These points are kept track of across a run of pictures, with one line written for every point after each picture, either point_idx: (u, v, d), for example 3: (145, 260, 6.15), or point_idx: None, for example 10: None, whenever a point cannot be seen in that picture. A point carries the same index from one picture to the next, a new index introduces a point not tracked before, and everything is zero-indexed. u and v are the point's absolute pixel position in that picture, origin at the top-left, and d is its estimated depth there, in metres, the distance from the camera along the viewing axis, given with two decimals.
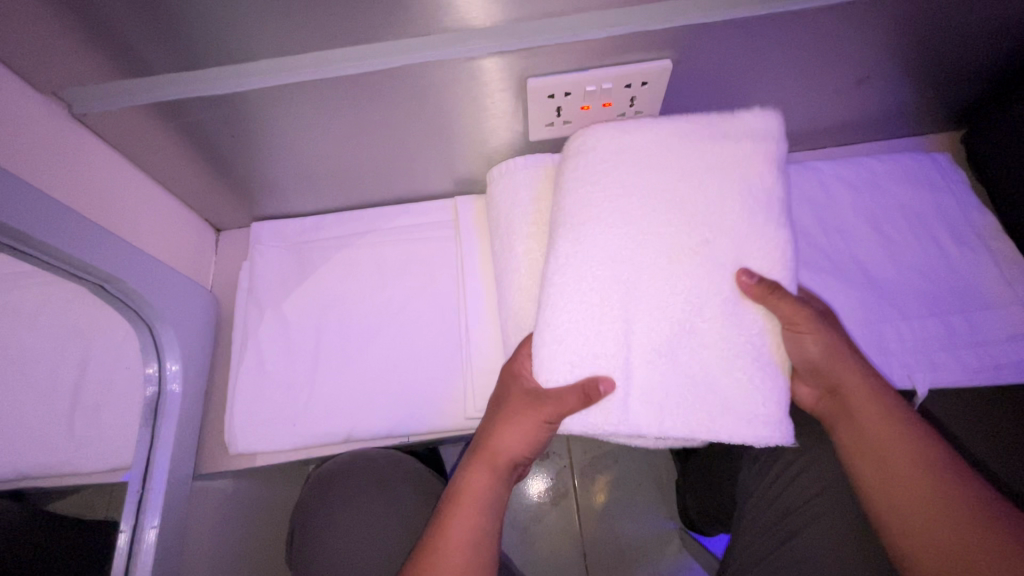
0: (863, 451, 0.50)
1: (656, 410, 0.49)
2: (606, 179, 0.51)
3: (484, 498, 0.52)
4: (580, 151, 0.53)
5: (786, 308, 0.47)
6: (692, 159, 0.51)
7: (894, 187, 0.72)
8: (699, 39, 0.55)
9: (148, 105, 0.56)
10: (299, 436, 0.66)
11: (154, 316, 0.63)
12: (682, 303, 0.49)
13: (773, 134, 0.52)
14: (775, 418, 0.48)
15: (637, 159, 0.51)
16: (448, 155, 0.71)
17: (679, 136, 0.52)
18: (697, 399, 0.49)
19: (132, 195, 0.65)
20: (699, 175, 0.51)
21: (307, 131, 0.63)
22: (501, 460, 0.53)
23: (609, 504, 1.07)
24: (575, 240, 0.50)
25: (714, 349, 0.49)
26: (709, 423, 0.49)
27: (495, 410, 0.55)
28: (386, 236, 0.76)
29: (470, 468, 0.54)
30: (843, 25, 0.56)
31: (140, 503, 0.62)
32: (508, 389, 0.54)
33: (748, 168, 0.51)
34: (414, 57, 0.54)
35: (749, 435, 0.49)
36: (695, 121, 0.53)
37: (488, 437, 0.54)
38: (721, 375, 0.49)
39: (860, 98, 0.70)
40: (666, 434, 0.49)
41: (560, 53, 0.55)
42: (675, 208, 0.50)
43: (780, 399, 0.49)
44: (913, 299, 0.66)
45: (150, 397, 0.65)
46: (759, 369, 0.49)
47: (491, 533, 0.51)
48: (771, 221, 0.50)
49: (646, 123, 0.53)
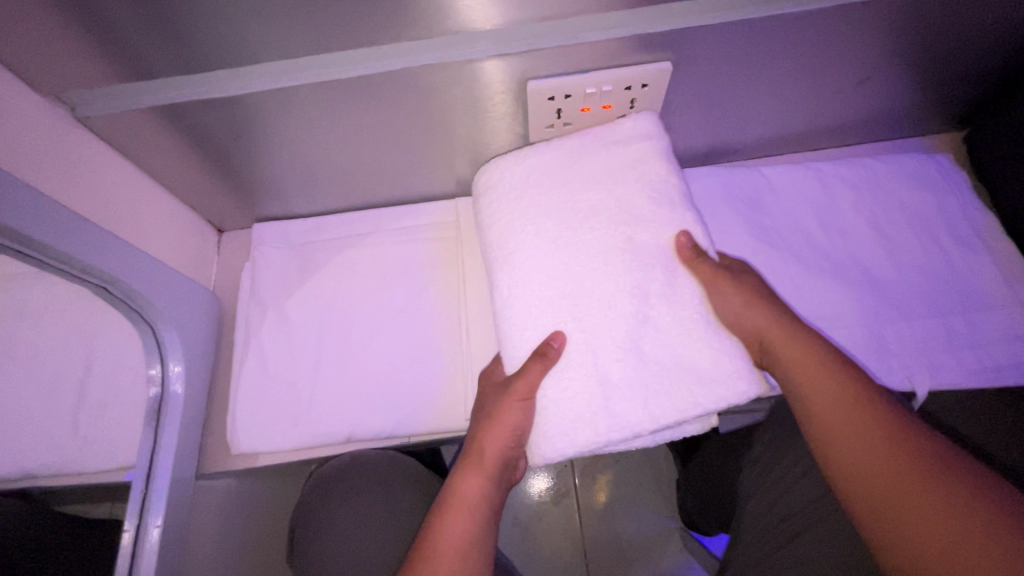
0: (801, 412, 0.49)
1: (639, 398, 0.49)
2: (523, 203, 0.57)
3: (474, 502, 0.52)
4: (491, 185, 0.60)
5: (710, 270, 0.52)
6: (593, 168, 0.57)
7: (895, 188, 0.72)
8: (698, 41, 0.55)
9: (150, 108, 0.56)
10: (300, 436, 0.67)
11: (156, 316, 0.62)
12: (627, 295, 0.52)
13: (654, 125, 0.59)
14: (747, 370, 0.50)
15: (541, 182, 0.58)
16: (448, 157, 0.71)
17: (576, 153, 0.59)
18: (676, 378, 0.50)
19: (135, 197, 0.66)
20: (605, 178, 0.56)
21: (308, 134, 0.63)
22: (488, 464, 0.53)
23: (610, 504, 1.08)
24: (510, 265, 0.55)
25: (672, 331, 0.51)
26: (694, 399, 0.49)
27: (481, 415, 0.56)
28: (387, 237, 0.76)
29: (461, 475, 0.54)
30: (843, 26, 0.56)
31: (143, 502, 0.61)
32: (489, 392, 0.56)
33: (650, 161, 0.57)
34: (413, 59, 0.54)
35: (732, 398, 0.49)
36: (585, 138, 0.59)
37: (475, 442, 0.55)
38: (687, 351, 0.51)
39: (861, 99, 0.70)
40: (660, 422, 0.49)
41: (559, 55, 0.55)
42: (594, 213, 0.55)
43: (744, 353, 0.51)
44: (913, 300, 0.66)
45: (153, 399, 0.64)
46: (714, 335, 0.51)
47: (478, 540, 0.50)
48: (676, 204, 0.55)
49: (545, 149, 0.60)
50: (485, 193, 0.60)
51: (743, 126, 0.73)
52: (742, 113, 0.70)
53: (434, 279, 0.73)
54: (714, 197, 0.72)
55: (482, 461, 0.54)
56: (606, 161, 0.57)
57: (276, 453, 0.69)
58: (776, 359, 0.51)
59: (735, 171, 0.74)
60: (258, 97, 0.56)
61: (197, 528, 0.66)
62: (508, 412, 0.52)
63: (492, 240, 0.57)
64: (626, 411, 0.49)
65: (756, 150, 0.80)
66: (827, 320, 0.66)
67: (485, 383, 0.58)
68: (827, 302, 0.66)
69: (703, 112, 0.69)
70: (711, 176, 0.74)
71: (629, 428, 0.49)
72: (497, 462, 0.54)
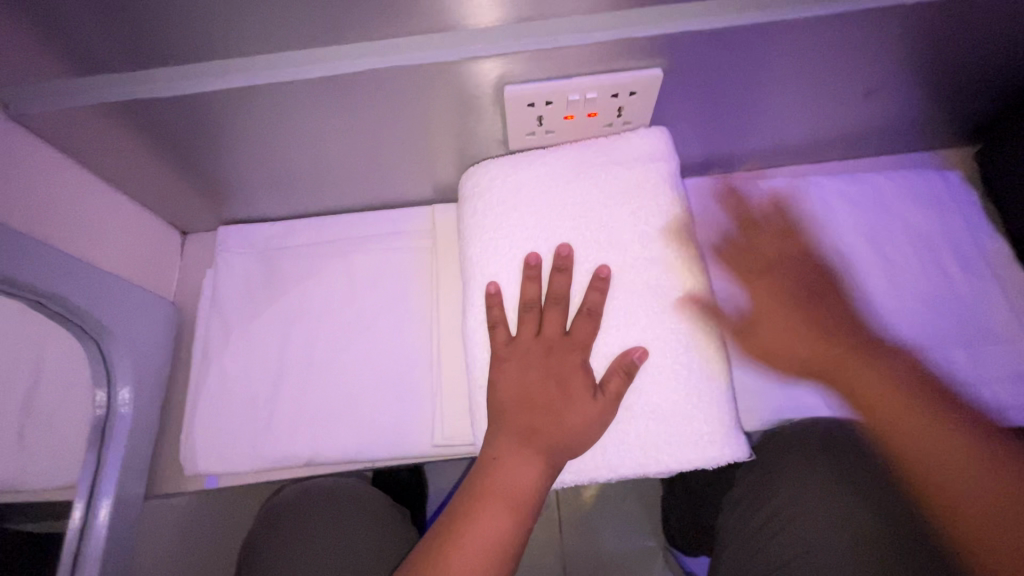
0: (854, 402, 0.56)
1: (602, 445, 0.51)
2: (507, 222, 0.55)
3: (532, 491, 0.48)
4: (475, 190, 0.58)
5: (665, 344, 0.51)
6: (590, 194, 0.56)
7: (898, 208, 0.67)
8: (690, 49, 0.51)
9: (91, 107, 0.52)
10: (258, 458, 0.63)
11: (102, 331, 0.60)
12: (610, 334, 0.52)
13: (661, 149, 0.57)
14: (720, 436, 0.50)
15: (530, 198, 0.56)
16: (425, 162, 0.66)
17: (575, 170, 0.57)
18: (646, 432, 0.51)
19: (84, 200, 0.62)
20: (600, 207, 0.55)
21: (270, 137, 0.59)
22: (560, 452, 0.49)
23: (591, 521, 1.04)
24: (484, 287, 0.55)
25: (652, 379, 0.51)
26: (658, 454, 0.50)
27: (554, 393, 0.50)
28: (357, 245, 0.71)
29: (522, 455, 0.49)
30: (849, 35, 0.51)
31: (82, 527, 0.58)
32: (571, 377, 0.51)
33: (645, 188, 0.55)
34: (379, 61, 0.49)
35: (700, 457, 0.50)
36: (590, 153, 0.57)
37: (550, 423, 0.49)
38: (664, 400, 0.50)
39: (864, 113, 0.65)
40: (616, 472, 0.51)
41: (540, 60, 0.50)
42: (581, 241, 0.54)
43: (724, 415, 0.50)
44: (912, 329, 0.62)
45: (98, 419, 0.61)
46: (695, 390, 0.50)
47: (526, 526, 0.48)
48: (671, 243, 0.54)
49: (540, 157, 0.57)
50: (469, 199, 0.58)
51: (738, 138, 0.68)
52: (736, 124, 0.65)
53: (405, 293, 0.69)
54: (704, 214, 0.67)
55: (546, 444, 0.49)
56: (606, 186, 0.56)
57: (233, 474, 0.65)
58: (849, 369, 0.57)
59: (731, 183, 0.69)
60: (206, 97, 0.51)
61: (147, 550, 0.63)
62: (595, 411, 0.49)
63: (472, 257, 0.56)
64: (584, 457, 0.51)
65: (753, 163, 0.76)
66: None
67: (530, 368, 0.51)
68: None
69: (697, 122, 0.64)
70: (703, 189, 0.69)
71: (583, 473, 0.52)
72: (565, 453, 0.49)
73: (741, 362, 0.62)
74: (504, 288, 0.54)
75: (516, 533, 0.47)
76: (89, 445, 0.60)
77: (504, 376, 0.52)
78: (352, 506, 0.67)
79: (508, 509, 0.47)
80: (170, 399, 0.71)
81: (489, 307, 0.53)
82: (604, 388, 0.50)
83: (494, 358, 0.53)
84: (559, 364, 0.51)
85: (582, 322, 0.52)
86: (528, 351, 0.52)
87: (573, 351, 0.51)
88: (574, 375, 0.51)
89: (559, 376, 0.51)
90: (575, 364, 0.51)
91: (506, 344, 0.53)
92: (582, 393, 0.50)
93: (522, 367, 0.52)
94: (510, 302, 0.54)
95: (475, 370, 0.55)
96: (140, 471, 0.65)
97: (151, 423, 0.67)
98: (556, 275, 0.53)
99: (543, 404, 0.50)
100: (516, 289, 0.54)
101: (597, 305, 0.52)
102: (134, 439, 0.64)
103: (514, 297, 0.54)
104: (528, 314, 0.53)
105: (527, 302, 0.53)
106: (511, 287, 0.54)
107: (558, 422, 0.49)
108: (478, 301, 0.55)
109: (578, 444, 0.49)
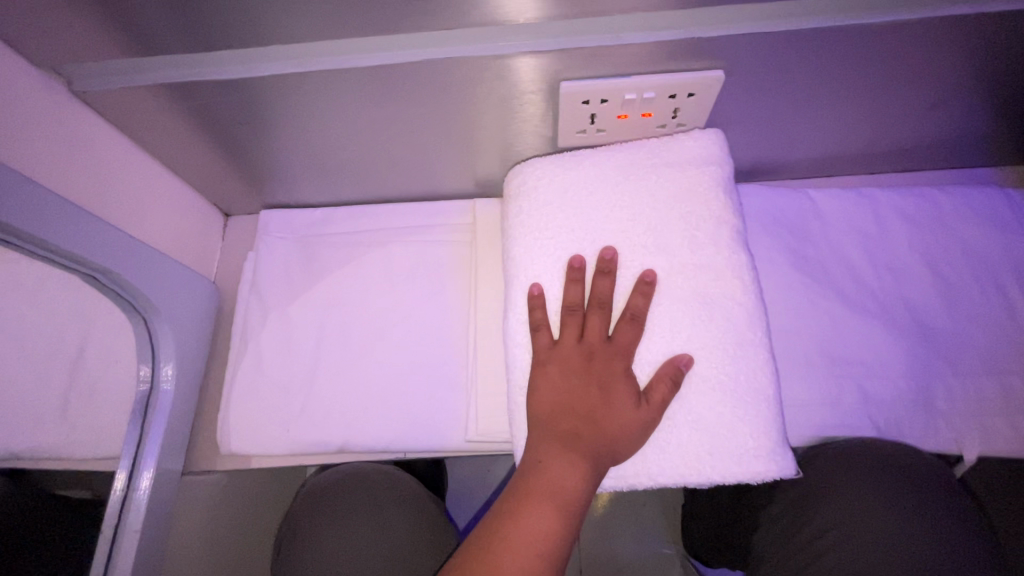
0: None
1: (641, 454, 0.50)
2: (552, 223, 0.54)
3: (576, 495, 0.48)
4: (521, 188, 0.57)
5: (712, 355, 0.50)
6: (639, 197, 0.54)
7: (959, 225, 0.64)
8: (754, 52, 0.49)
9: (152, 87, 0.52)
10: (291, 442, 0.64)
11: (148, 308, 0.61)
12: (655, 342, 0.51)
13: (715, 153, 0.55)
14: (765, 451, 0.49)
15: (576, 199, 0.55)
16: (471, 156, 0.66)
17: (625, 172, 0.55)
18: (686, 444, 0.50)
19: (134, 179, 0.63)
20: (648, 211, 0.54)
21: (321, 124, 0.59)
22: (604, 457, 0.49)
23: (610, 523, 1.04)
24: (527, 287, 0.54)
25: (696, 390, 0.50)
26: (698, 466, 0.49)
27: (597, 398, 0.50)
28: (397, 236, 0.72)
29: (565, 459, 0.48)
30: (925, 42, 0.49)
31: (123, 503, 0.59)
32: (614, 382, 0.50)
33: (697, 192, 0.54)
34: (436, 52, 0.49)
35: (742, 472, 0.49)
36: (640, 155, 0.56)
37: (592, 427, 0.49)
38: (707, 410, 0.49)
39: (929, 125, 0.62)
40: (655, 481, 0.51)
41: (599, 59, 0.49)
42: (628, 243, 0.53)
43: (770, 430, 0.49)
44: (968, 353, 0.59)
45: (140, 396, 0.62)
46: (740, 403, 0.49)
47: (570, 532, 0.48)
48: (722, 250, 0.52)
49: (589, 158, 0.56)
50: (514, 199, 0.57)
51: (791, 144, 0.66)
52: (792, 131, 0.63)
53: (442, 287, 0.68)
54: (753, 221, 0.65)
55: (588, 449, 0.49)
56: (657, 189, 0.54)
57: (267, 457, 0.66)
58: None
59: (780, 191, 0.67)
60: (262, 83, 0.51)
61: (179, 522, 0.65)
62: (639, 417, 0.48)
63: (516, 256, 0.55)
64: (623, 464, 0.51)
65: (803, 171, 0.73)
66: (868, 370, 0.60)
67: (572, 373, 0.51)
68: (870, 349, 0.60)
69: (752, 128, 0.62)
70: (752, 195, 0.67)
71: (622, 480, 0.51)
72: (608, 458, 0.49)
73: (784, 377, 0.60)
74: (547, 289, 0.53)
75: (560, 537, 0.47)
76: (131, 420, 0.61)
77: (545, 381, 0.51)
78: (386, 493, 0.67)
79: (552, 513, 0.47)
80: (206, 377, 0.73)
81: (531, 309, 0.53)
82: (648, 395, 0.49)
83: (535, 362, 0.52)
84: (602, 369, 0.51)
85: (624, 327, 0.51)
86: (571, 357, 0.51)
87: (616, 357, 0.51)
88: (618, 382, 0.50)
89: (602, 382, 0.50)
90: (618, 370, 0.50)
91: (547, 348, 0.52)
92: (625, 398, 0.49)
93: (564, 372, 0.51)
94: (552, 304, 0.53)
95: (516, 372, 0.54)
96: (177, 447, 0.66)
97: (189, 400, 0.68)
98: (600, 278, 0.52)
99: (585, 409, 0.50)
100: (559, 291, 0.53)
101: (639, 309, 0.51)
102: (174, 416, 0.65)
103: (558, 299, 0.53)
104: (571, 316, 0.52)
105: (570, 305, 0.52)
106: (553, 289, 0.53)
107: (600, 427, 0.49)
108: (520, 302, 0.54)
109: (623, 451, 0.49)
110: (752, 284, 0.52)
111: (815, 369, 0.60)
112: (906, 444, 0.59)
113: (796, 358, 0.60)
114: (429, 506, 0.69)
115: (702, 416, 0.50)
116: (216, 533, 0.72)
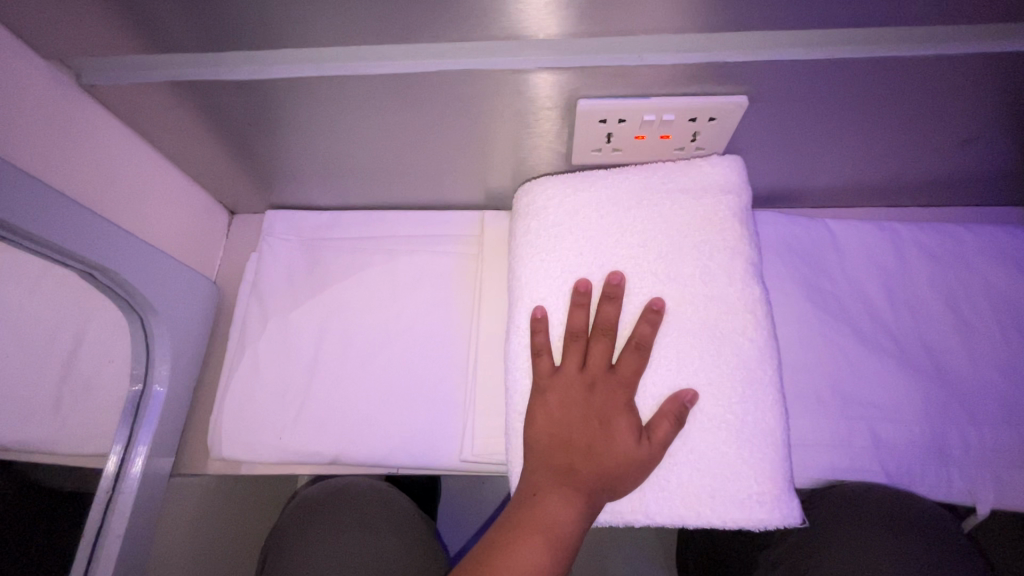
0: None
1: (638, 491, 0.49)
2: (561, 245, 0.53)
3: (570, 531, 0.46)
4: (530, 206, 0.56)
5: (719, 392, 0.48)
6: (653, 222, 0.53)
7: (983, 266, 0.61)
8: (780, 80, 0.47)
9: (160, 84, 0.51)
10: (283, 450, 0.62)
11: (146, 306, 0.60)
12: (660, 375, 0.49)
13: (733, 181, 0.53)
14: (769, 497, 0.47)
15: (587, 221, 0.53)
16: (482, 169, 0.64)
17: (639, 196, 0.54)
18: (687, 484, 0.48)
19: (139, 174, 0.62)
20: (660, 237, 0.52)
21: (329, 130, 0.57)
22: (601, 492, 0.47)
23: (604, 545, 1.02)
24: (530, 309, 0.52)
25: (701, 427, 0.48)
26: (697, 508, 0.48)
27: (597, 430, 0.48)
28: (403, 244, 0.70)
29: (560, 492, 0.47)
30: (960, 78, 0.47)
31: (106, 507, 0.58)
32: (615, 416, 0.48)
33: (712, 221, 0.52)
34: (449, 64, 0.47)
35: (746, 519, 0.47)
36: (655, 179, 0.54)
37: (590, 460, 0.48)
38: (709, 450, 0.48)
39: (957, 162, 0.60)
40: (652, 519, 0.49)
41: (619, 78, 0.48)
42: (638, 268, 0.52)
43: (775, 476, 0.47)
44: (986, 401, 0.57)
45: (132, 396, 0.62)
46: (746, 445, 0.47)
47: (561, 568, 0.46)
48: (735, 283, 0.50)
49: (602, 179, 0.55)
50: (523, 217, 0.56)
51: (811, 174, 0.64)
52: (813, 160, 0.61)
53: (446, 300, 0.67)
54: (768, 252, 0.63)
55: (585, 483, 0.47)
56: (671, 215, 0.53)
57: (259, 463, 0.65)
58: None
59: (798, 221, 0.65)
60: (271, 86, 0.50)
61: (163, 524, 0.64)
62: (639, 452, 0.47)
63: (523, 277, 0.53)
64: (621, 500, 0.49)
65: (822, 201, 0.71)
66: (880, 411, 0.57)
67: (572, 402, 0.49)
68: (883, 390, 0.58)
69: (771, 156, 0.60)
70: (769, 224, 0.65)
71: (618, 516, 0.49)
72: (605, 493, 0.47)
73: (793, 415, 0.58)
74: (551, 313, 0.52)
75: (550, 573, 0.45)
76: (121, 420, 0.61)
77: (544, 410, 0.49)
78: (376, 512, 0.66)
79: (544, 548, 0.45)
80: (202, 376, 0.72)
81: (533, 333, 0.51)
82: (649, 431, 0.47)
83: (535, 388, 0.51)
84: (604, 402, 0.49)
85: (630, 357, 0.49)
86: (572, 386, 0.50)
87: (618, 389, 0.49)
88: (619, 416, 0.48)
89: (603, 414, 0.49)
90: (619, 403, 0.48)
91: (548, 374, 0.50)
92: (625, 433, 0.47)
93: (564, 402, 0.49)
94: (555, 329, 0.52)
95: (515, 396, 0.52)
96: (168, 446, 0.65)
97: (183, 400, 0.68)
98: (605, 304, 0.50)
99: (584, 441, 0.48)
100: (562, 316, 0.52)
101: (645, 339, 0.49)
102: (166, 415, 0.64)
103: (563, 323, 0.52)
104: (574, 343, 0.50)
105: (573, 331, 0.50)
106: (558, 314, 0.52)
107: (599, 460, 0.47)
108: (523, 325, 0.52)
109: (620, 487, 0.47)
110: (765, 319, 0.50)
111: (826, 409, 0.58)
112: (915, 492, 0.57)
113: (806, 395, 0.58)
114: (420, 529, 0.67)
115: (706, 454, 0.48)
116: (201, 536, 0.71)
